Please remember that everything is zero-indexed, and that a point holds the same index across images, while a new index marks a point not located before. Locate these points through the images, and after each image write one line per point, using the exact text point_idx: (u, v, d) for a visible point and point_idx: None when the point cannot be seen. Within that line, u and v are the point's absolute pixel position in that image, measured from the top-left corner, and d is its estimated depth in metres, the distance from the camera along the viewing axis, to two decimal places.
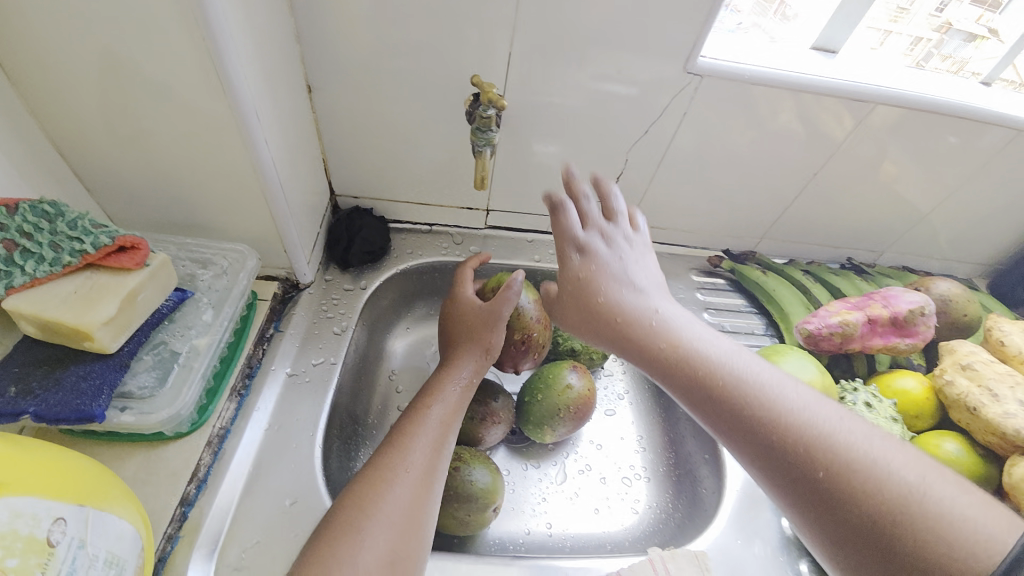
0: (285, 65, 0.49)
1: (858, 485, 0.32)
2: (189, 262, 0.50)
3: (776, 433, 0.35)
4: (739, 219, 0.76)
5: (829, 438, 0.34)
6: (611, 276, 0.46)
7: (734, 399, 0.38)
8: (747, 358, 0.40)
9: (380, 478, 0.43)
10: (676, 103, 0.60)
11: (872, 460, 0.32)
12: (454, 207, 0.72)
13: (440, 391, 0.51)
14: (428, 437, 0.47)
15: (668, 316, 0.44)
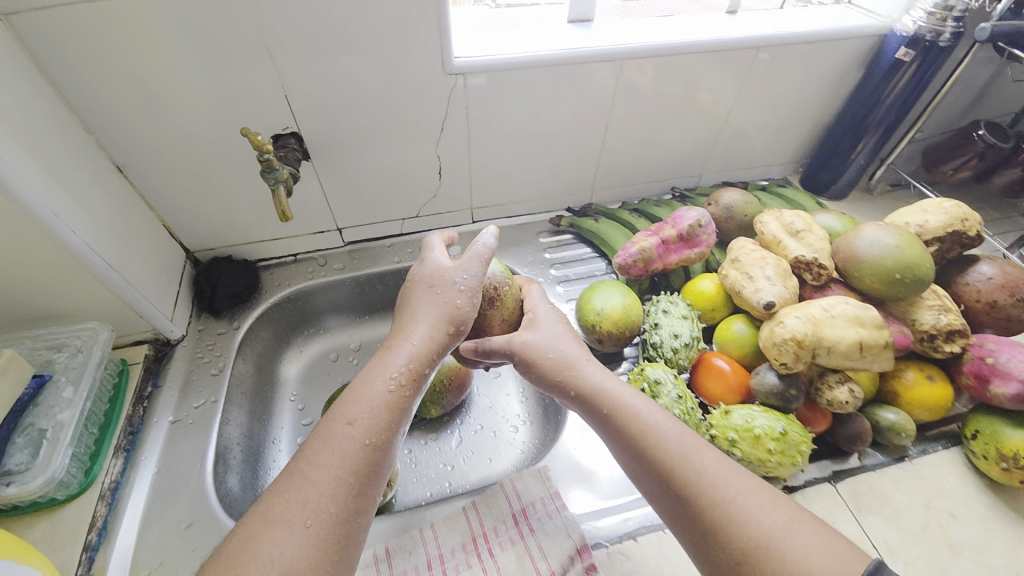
0: (77, 157, 0.54)
1: (734, 526, 0.37)
2: (46, 349, 0.56)
3: (682, 487, 0.40)
4: (564, 180, 0.85)
5: (721, 489, 0.39)
6: (552, 336, 0.52)
7: (652, 448, 0.43)
8: (668, 415, 0.46)
9: (271, 514, 0.37)
10: (455, 101, 0.68)
11: (753, 511, 0.38)
12: (308, 234, 0.79)
13: (370, 395, 0.43)
14: (343, 458, 0.40)
15: (604, 375, 0.50)
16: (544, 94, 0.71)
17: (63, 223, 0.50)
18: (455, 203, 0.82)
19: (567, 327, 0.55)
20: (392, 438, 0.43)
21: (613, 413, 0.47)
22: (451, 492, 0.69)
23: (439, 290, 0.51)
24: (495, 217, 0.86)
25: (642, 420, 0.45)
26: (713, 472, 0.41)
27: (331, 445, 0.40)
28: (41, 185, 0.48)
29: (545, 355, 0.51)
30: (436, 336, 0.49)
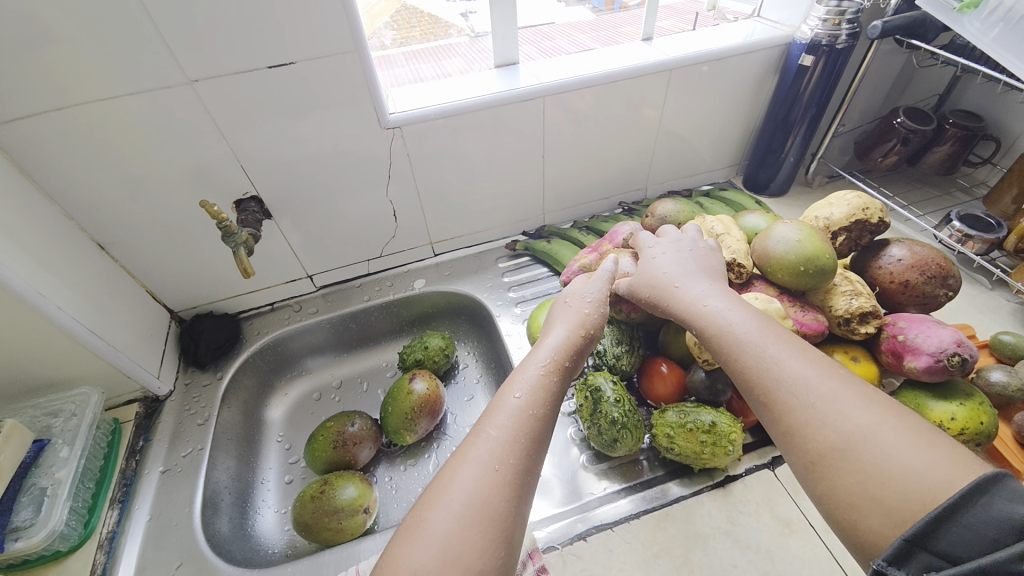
0: (61, 242, 0.61)
1: (818, 424, 0.38)
2: (44, 416, 0.62)
3: (778, 393, 0.41)
4: (515, 207, 0.91)
5: (809, 392, 0.39)
6: (663, 271, 0.56)
7: (741, 362, 0.44)
8: (765, 324, 0.46)
9: (458, 460, 0.40)
10: (396, 150, 0.74)
11: (842, 412, 0.37)
12: (281, 283, 0.85)
13: (525, 371, 0.47)
14: (516, 412, 0.43)
15: (707, 297, 0.51)
16: (477, 136, 0.78)
17: (48, 302, 0.56)
18: (415, 239, 0.88)
19: (707, 252, 0.58)
20: (551, 405, 0.45)
21: (710, 334, 0.48)
22: None
23: (576, 304, 0.56)
24: (456, 249, 0.93)
25: (732, 336, 0.46)
26: (803, 377, 0.40)
27: (502, 407, 0.44)
28: (27, 272, 0.55)
29: (669, 294, 0.54)
30: (573, 339, 0.52)
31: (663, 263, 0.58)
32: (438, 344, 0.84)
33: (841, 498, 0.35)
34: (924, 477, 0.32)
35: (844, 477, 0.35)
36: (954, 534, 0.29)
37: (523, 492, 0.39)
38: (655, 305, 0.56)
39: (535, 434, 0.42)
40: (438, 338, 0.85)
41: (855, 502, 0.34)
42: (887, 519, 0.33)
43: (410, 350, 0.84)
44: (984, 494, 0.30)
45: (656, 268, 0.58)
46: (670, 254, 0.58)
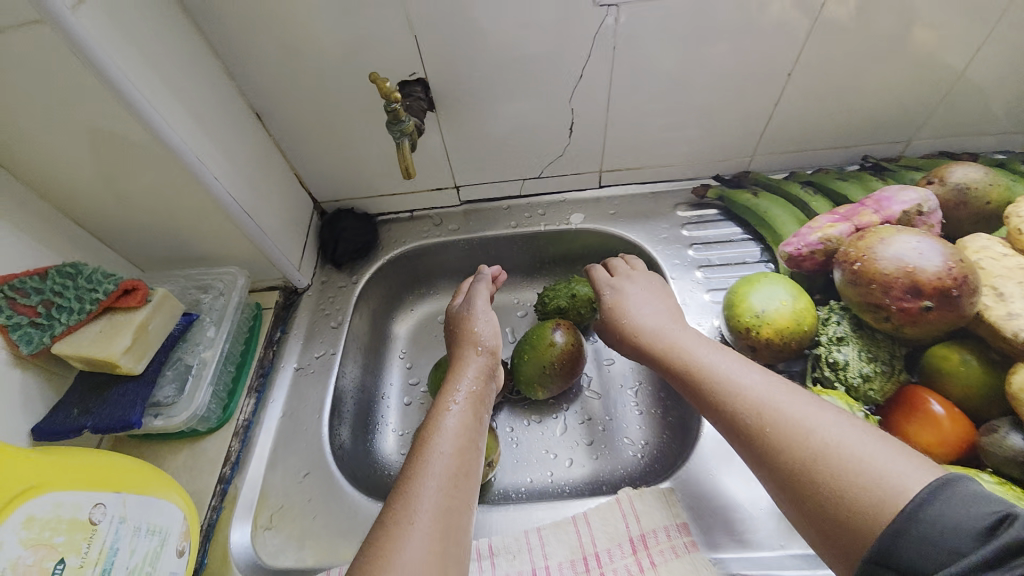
0: (220, 104, 0.55)
1: (780, 452, 0.38)
2: (194, 288, 0.59)
3: (738, 421, 0.42)
4: (719, 141, 0.70)
5: (774, 416, 0.40)
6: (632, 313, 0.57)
7: (711, 403, 0.44)
8: (726, 356, 0.47)
9: (397, 529, 0.41)
10: (601, 40, 0.57)
11: (807, 430, 0.38)
12: (425, 190, 0.75)
13: (439, 425, 0.51)
14: (453, 437, 0.50)
15: (658, 315, 0.57)
16: (710, 30, 0.57)
17: (206, 169, 0.51)
18: (584, 164, 0.72)
19: (655, 288, 0.60)
20: (471, 439, 0.50)
21: (680, 355, 0.50)
22: (553, 482, 0.63)
23: (470, 326, 0.63)
24: (626, 182, 0.75)
25: (699, 372, 0.47)
26: (766, 402, 0.41)
27: (448, 419, 0.52)
28: (187, 132, 0.49)
29: (619, 319, 0.58)
30: (483, 366, 0.59)
31: (619, 291, 0.61)
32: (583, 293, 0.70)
33: (819, 529, 0.35)
34: (901, 484, 0.32)
35: (818, 504, 0.35)
36: (912, 549, 0.30)
37: (466, 485, 0.47)
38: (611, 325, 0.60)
39: (468, 473, 0.47)
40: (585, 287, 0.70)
41: (832, 527, 0.34)
42: (862, 537, 0.32)
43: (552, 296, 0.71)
44: (946, 492, 0.30)
45: (619, 290, 0.62)
46: (631, 283, 0.62)
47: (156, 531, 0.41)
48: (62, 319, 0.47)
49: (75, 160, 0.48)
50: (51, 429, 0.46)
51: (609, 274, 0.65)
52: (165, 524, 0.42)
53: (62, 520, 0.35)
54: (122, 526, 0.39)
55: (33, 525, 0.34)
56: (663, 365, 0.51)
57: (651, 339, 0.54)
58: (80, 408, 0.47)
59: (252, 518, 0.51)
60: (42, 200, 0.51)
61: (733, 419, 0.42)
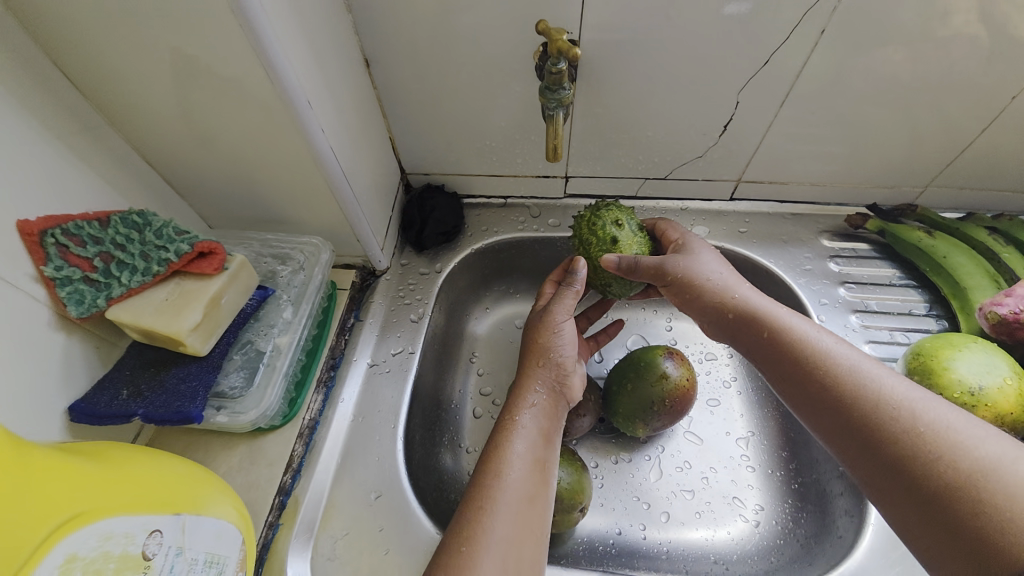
0: (337, 41, 0.45)
1: (925, 458, 0.32)
2: (271, 258, 0.51)
3: (849, 412, 0.36)
4: (891, 165, 0.60)
5: (910, 423, 0.34)
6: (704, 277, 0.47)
7: (813, 385, 0.39)
8: (839, 340, 0.41)
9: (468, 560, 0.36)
10: (808, 21, 0.46)
11: (955, 443, 0.32)
12: (530, 176, 0.65)
13: (513, 433, 0.45)
14: (523, 458, 0.43)
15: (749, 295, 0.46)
16: (945, 23, 0.46)
17: (314, 118, 0.41)
18: (723, 169, 0.62)
19: (731, 266, 0.49)
20: (547, 455, 0.44)
21: (769, 333, 0.43)
22: (647, 540, 0.54)
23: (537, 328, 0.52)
24: (763, 198, 0.66)
25: (801, 353, 0.41)
26: (897, 397, 0.35)
27: (522, 428, 0.45)
28: (305, 71, 0.40)
29: (699, 296, 0.48)
30: (554, 376, 0.49)
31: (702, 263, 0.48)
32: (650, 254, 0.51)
33: (924, 525, 0.31)
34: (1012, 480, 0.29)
35: (959, 522, 0.30)
36: None
37: (541, 498, 0.42)
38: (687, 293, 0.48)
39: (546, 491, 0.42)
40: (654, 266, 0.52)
41: (936, 517, 0.31)
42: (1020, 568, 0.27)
43: (617, 209, 0.51)
44: None
45: (700, 260, 0.49)
46: (718, 266, 0.48)
47: (213, 564, 0.33)
48: (122, 278, 0.39)
49: (162, 88, 0.39)
50: (92, 411, 0.38)
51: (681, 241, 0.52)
52: (224, 552, 0.34)
53: (109, 559, 0.26)
54: (179, 561, 0.30)
55: (72, 567, 0.25)
56: (745, 334, 0.45)
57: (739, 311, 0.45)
58: (131, 389, 0.39)
59: (313, 545, 0.43)
60: (109, 127, 0.42)
61: (848, 407, 0.36)
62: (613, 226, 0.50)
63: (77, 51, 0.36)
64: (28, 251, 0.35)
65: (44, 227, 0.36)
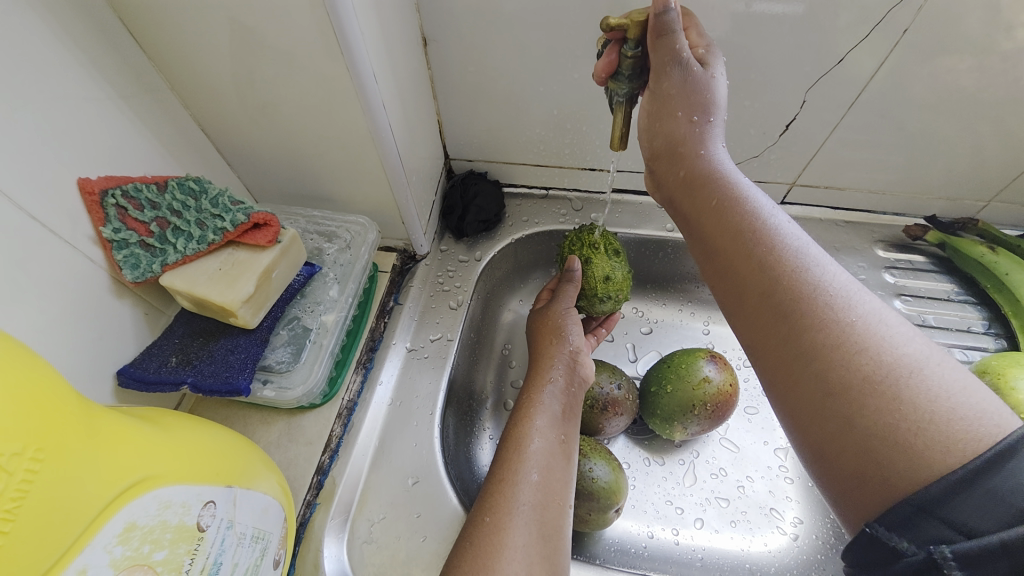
0: (399, 18, 0.44)
1: (849, 352, 0.29)
2: (317, 235, 0.51)
3: (789, 304, 0.32)
4: (958, 178, 0.57)
5: (842, 313, 0.30)
6: (685, 115, 0.41)
7: (754, 272, 0.34)
8: (789, 221, 0.36)
9: (496, 528, 0.35)
10: (890, 24, 0.44)
11: (882, 338, 0.29)
12: (576, 169, 0.64)
13: (536, 407, 0.44)
14: (545, 431, 0.42)
15: (718, 158, 0.41)
16: (1013, 36, 0.44)
17: (377, 93, 0.40)
18: (778, 171, 0.60)
19: (722, 117, 0.42)
20: (567, 432, 0.43)
21: (724, 204, 0.38)
22: (679, 546, 0.53)
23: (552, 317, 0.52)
24: (815, 203, 0.63)
25: (754, 238, 0.35)
26: (834, 284, 0.31)
27: (544, 407, 0.44)
28: (374, 47, 0.39)
29: (669, 114, 0.42)
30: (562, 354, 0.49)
31: (703, 95, 0.40)
32: (621, 279, 0.52)
33: (820, 433, 0.29)
34: (943, 392, 0.26)
35: (856, 420, 0.27)
36: (974, 503, 0.23)
37: (563, 467, 0.41)
38: (662, 101, 0.41)
39: (570, 471, 0.41)
40: (625, 293, 0.53)
41: (844, 421, 0.28)
42: (907, 468, 0.25)
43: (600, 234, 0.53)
44: (1014, 458, 0.23)
45: (706, 94, 0.40)
46: (713, 109, 0.41)
47: (259, 540, 0.32)
48: (178, 245, 0.38)
49: (226, 58, 0.38)
50: (141, 377, 0.37)
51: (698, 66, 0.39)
52: (268, 529, 0.33)
53: (166, 528, 0.25)
54: (230, 534, 0.29)
55: (132, 536, 0.24)
56: (697, 200, 0.40)
57: (697, 169, 0.41)
58: (180, 357, 0.39)
59: (349, 528, 0.43)
60: (170, 93, 0.42)
61: (788, 302, 0.32)
62: (590, 250, 0.52)
63: (146, 15, 0.36)
64: (88, 210, 0.35)
65: (105, 187, 0.36)
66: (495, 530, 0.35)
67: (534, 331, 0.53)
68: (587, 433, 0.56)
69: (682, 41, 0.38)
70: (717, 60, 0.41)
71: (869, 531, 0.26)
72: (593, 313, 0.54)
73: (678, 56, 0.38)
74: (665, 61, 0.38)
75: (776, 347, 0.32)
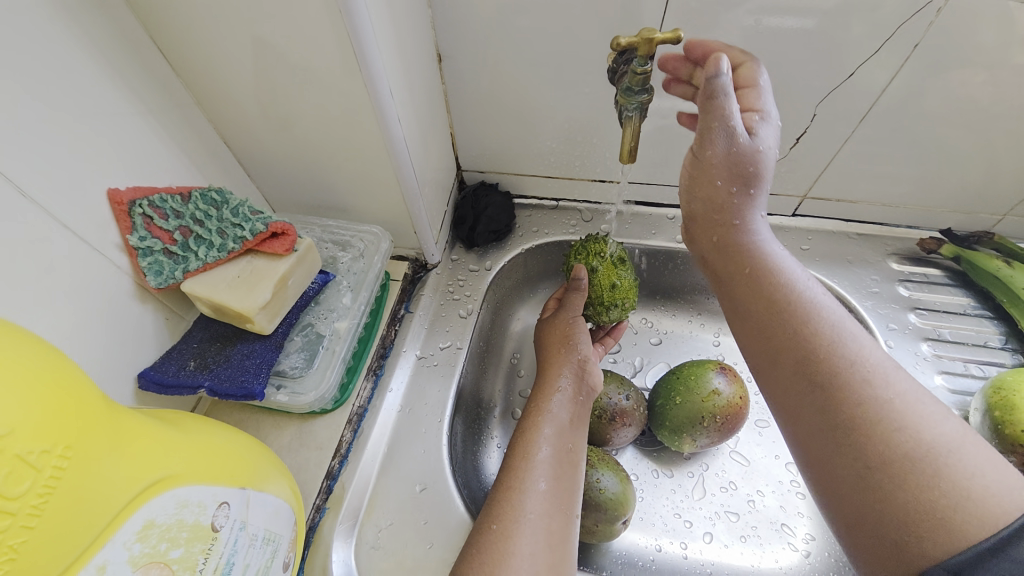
0: (415, 34, 0.46)
1: (887, 427, 0.29)
2: (331, 244, 0.52)
3: (828, 376, 0.32)
4: (974, 191, 0.57)
5: (880, 389, 0.31)
6: (727, 184, 0.40)
7: (792, 341, 0.35)
8: (823, 293, 0.37)
9: (502, 536, 0.36)
10: (901, 37, 0.44)
11: (919, 415, 0.29)
12: (585, 180, 0.64)
13: (545, 416, 0.44)
14: (552, 439, 0.43)
15: (757, 229, 0.41)
16: None
17: (392, 107, 0.41)
18: (789, 183, 0.60)
19: (766, 187, 0.41)
20: (575, 440, 0.44)
21: (759, 273, 0.39)
22: (688, 561, 0.53)
23: (562, 327, 0.52)
24: (827, 215, 0.63)
25: (793, 309, 0.36)
26: (870, 359, 0.32)
27: (551, 415, 0.44)
28: (390, 64, 0.40)
29: (709, 180, 0.40)
30: (570, 366, 0.49)
31: (749, 167, 0.39)
32: (628, 286, 0.53)
33: (857, 502, 0.30)
34: (979, 471, 0.27)
35: (895, 492, 0.28)
36: (999, 570, 0.23)
37: (570, 476, 0.41)
38: (702, 168, 0.40)
39: (579, 482, 0.41)
40: (633, 301, 0.53)
41: (882, 492, 0.28)
42: (943, 537, 0.26)
43: (604, 241, 0.53)
44: None
45: (753, 166, 0.39)
46: (757, 183, 0.40)
47: (270, 542, 0.32)
48: (199, 253, 0.40)
49: (249, 74, 0.40)
50: (160, 379, 0.39)
51: (745, 134, 0.37)
52: (279, 531, 0.34)
53: (183, 527, 0.26)
54: (242, 535, 0.30)
55: (150, 534, 0.25)
56: (732, 268, 0.41)
57: (735, 239, 0.41)
58: (198, 361, 0.40)
59: (357, 534, 0.43)
60: (195, 107, 0.43)
61: (825, 373, 0.33)
62: (595, 258, 0.52)
63: (176, 34, 0.38)
64: (116, 218, 0.37)
65: (133, 198, 0.37)
66: (501, 537, 0.35)
67: (541, 343, 0.54)
68: (594, 444, 0.56)
69: (732, 108, 0.36)
70: (771, 126, 0.39)
71: None
72: (602, 322, 0.54)
73: (728, 123, 0.37)
74: (711, 128, 0.37)
75: (811, 415, 0.33)
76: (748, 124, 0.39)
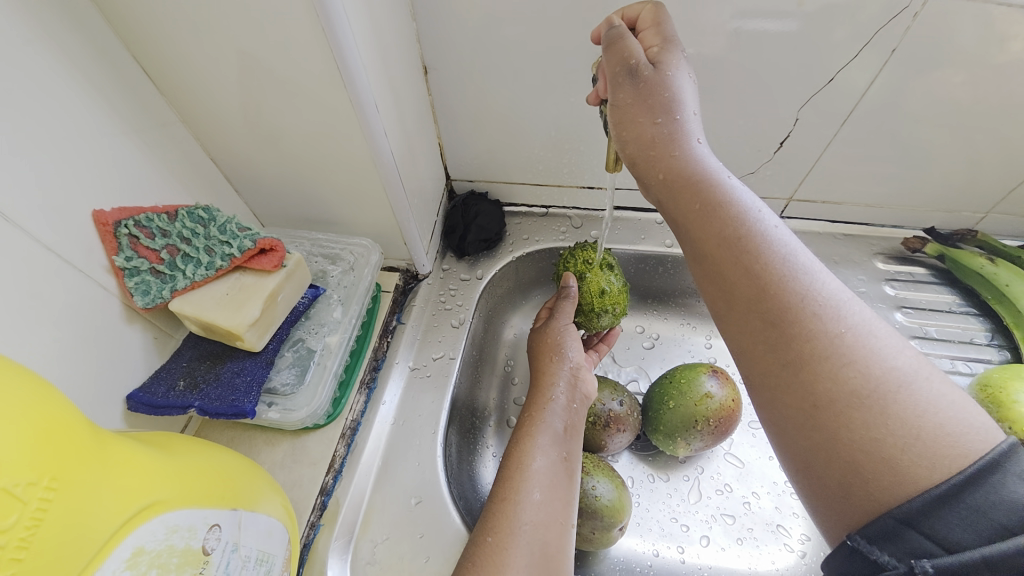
0: (400, 47, 0.46)
1: (836, 365, 0.28)
2: (321, 258, 0.52)
3: (777, 313, 0.30)
4: (956, 191, 0.58)
5: (831, 324, 0.29)
6: (651, 119, 0.38)
7: (741, 277, 0.32)
8: (778, 225, 0.34)
9: (497, 549, 0.35)
10: (880, 41, 0.45)
11: (871, 350, 0.28)
12: (574, 187, 0.65)
13: (540, 427, 0.44)
14: (547, 449, 0.43)
15: (698, 157, 0.37)
16: (1004, 49, 0.45)
17: (378, 120, 0.42)
18: (775, 186, 0.61)
19: (692, 116, 0.38)
20: (569, 449, 0.44)
21: (708, 208, 0.35)
22: (685, 565, 0.53)
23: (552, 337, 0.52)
24: (813, 217, 0.64)
25: (741, 242, 0.33)
26: (822, 294, 0.30)
27: (546, 425, 0.44)
28: (375, 76, 0.40)
29: (631, 119, 0.38)
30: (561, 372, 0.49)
31: (664, 95, 0.37)
32: (619, 293, 0.53)
33: (804, 442, 0.29)
34: (933, 408, 0.26)
35: (842, 434, 0.27)
36: (954, 515, 0.23)
37: (568, 488, 0.41)
38: (619, 113, 0.39)
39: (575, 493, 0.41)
40: (624, 306, 0.54)
41: (829, 433, 0.27)
42: (891, 482, 0.25)
43: (592, 248, 0.54)
44: (993, 471, 0.23)
45: (667, 93, 0.37)
46: (678, 108, 0.37)
47: (264, 562, 0.32)
48: (187, 271, 0.39)
49: (234, 90, 0.40)
50: (150, 401, 0.38)
51: (648, 65, 0.38)
52: (273, 551, 0.33)
53: (173, 552, 0.26)
54: (235, 557, 0.29)
55: (140, 561, 0.24)
56: (677, 206, 0.37)
57: (676, 171, 0.37)
58: (187, 380, 0.40)
59: (353, 549, 0.43)
60: (181, 125, 0.43)
61: (775, 308, 0.30)
62: (584, 266, 0.53)
63: (159, 53, 0.38)
64: (102, 239, 0.36)
65: (118, 218, 0.37)
66: (496, 550, 0.35)
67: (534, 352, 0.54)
68: (589, 450, 0.56)
69: (632, 49, 0.38)
70: (680, 57, 0.39)
71: (850, 544, 0.26)
72: (593, 328, 0.54)
73: (631, 62, 0.38)
74: (617, 70, 0.38)
75: (762, 353, 0.31)
76: (651, 56, 0.39)
